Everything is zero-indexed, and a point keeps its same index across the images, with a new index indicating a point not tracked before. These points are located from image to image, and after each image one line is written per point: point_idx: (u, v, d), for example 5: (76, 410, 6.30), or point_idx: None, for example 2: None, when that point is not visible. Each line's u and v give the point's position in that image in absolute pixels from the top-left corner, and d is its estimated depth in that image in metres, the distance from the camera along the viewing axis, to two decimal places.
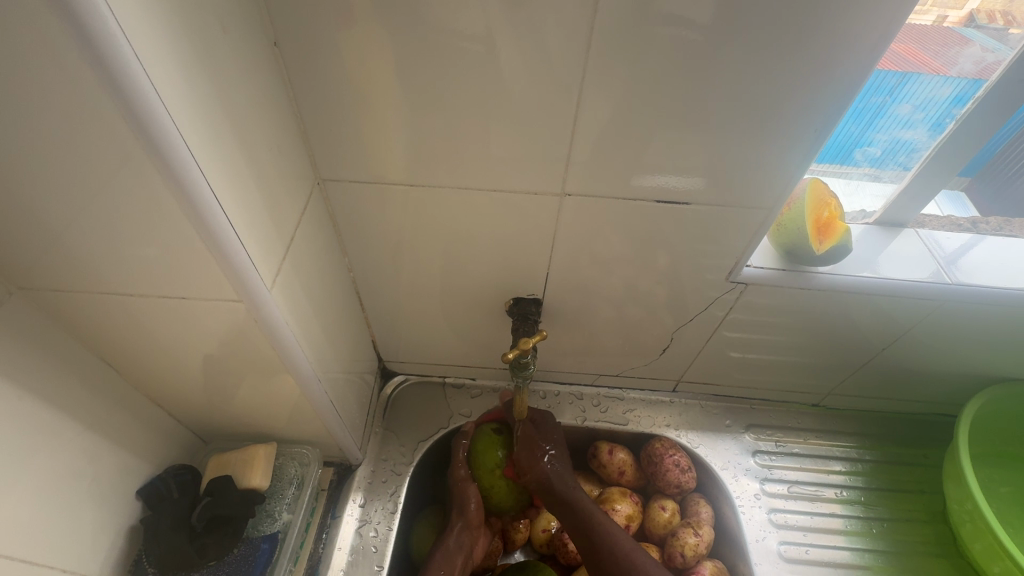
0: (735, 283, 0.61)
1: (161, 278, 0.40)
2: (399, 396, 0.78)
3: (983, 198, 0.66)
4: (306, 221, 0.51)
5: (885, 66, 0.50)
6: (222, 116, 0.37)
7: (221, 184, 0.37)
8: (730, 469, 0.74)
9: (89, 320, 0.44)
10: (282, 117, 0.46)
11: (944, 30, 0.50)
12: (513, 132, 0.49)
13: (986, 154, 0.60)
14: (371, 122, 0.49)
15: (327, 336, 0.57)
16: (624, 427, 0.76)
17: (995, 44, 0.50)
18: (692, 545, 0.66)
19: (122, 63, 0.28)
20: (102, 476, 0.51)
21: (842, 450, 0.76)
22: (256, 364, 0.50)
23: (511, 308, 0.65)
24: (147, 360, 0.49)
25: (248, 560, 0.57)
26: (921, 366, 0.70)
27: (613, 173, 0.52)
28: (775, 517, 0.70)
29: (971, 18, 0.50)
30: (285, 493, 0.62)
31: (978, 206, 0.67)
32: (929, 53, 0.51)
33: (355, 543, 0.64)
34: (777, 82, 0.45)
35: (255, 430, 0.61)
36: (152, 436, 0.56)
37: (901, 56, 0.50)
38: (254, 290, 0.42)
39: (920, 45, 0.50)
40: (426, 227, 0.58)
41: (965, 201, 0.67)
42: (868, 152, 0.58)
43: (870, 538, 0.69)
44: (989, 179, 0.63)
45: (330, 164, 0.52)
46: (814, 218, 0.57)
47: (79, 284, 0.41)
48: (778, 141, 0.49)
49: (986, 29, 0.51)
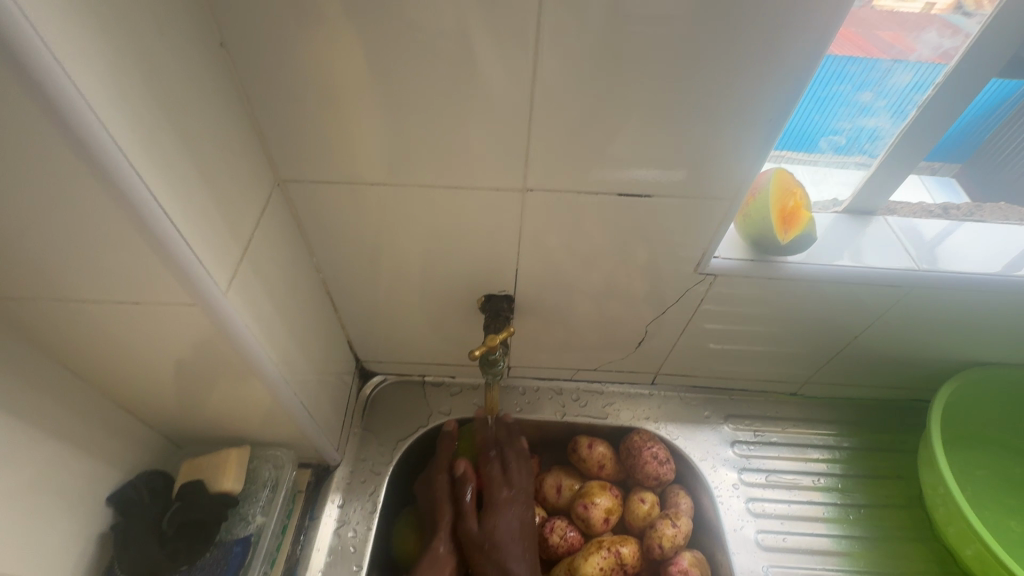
0: (704, 274, 0.62)
1: (113, 285, 0.40)
2: (378, 396, 0.78)
3: (973, 182, 0.67)
4: (267, 223, 0.51)
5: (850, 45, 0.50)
6: (164, 118, 0.36)
7: (165, 187, 0.36)
8: (709, 460, 0.74)
9: (43, 328, 0.44)
10: (235, 118, 0.46)
11: (930, 16, 0.49)
12: (470, 129, 0.49)
13: (976, 137, 0.62)
14: (327, 121, 0.48)
15: (295, 338, 0.57)
16: (603, 421, 0.76)
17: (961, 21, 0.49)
18: (669, 537, 0.67)
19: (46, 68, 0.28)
20: (68, 485, 0.50)
21: (820, 438, 0.77)
22: (221, 368, 0.50)
23: (484, 305, 0.66)
24: (111, 368, 0.49)
25: (221, 564, 0.57)
26: (894, 352, 0.70)
27: (575, 168, 0.52)
28: (753, 506, 0.70)
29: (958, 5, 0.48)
30: (259, 496, 0.61)
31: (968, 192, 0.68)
32: (903, 33, 0.50)
33: (333, 544, 0.64)
34: (731, 71, 0.45)
35: (228, 434, 0.60)
36: (122, 443, 0.56)
37: (866, 36, 0.50)
38: (210, 292, 0.42)
39: (897, 25, 0.50)
40: (392, 226, 0.58)
41: (955, 186, 0.68)
42: (833, 140, 0.59)
43: (847, 524, 0.70)
44: (979, 162, 0.65)
45: (290, 166, 0.52)
46: (779, 208, 0.58)
47: (31, 294, 0.40)
48: (733, 132, 0.49)
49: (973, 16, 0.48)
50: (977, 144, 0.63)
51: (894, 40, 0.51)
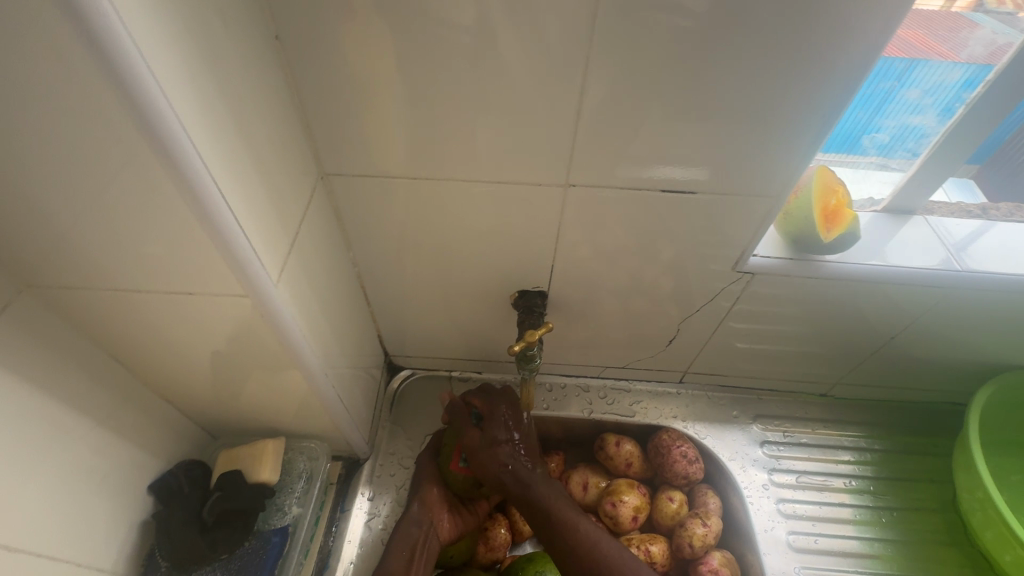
0: (741, 272, 0.61)
1: (168, 276, 0.41)
2: (406, 390, 0.78)
3: (993, 185, 0.65)
4: (311, 216, 0.51)
5: (893, 52, 0.49)
6: (224, 109, 0.37)
7: (224, 178, 0.37)
8: (738, 460, 0.74)
9: (97, 317, 0.45)
10: (285, 111, 0.46)
11: (954, 16, 0.50)
12: (515, 124, 0.49)
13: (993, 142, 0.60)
14: (372, 115, 0.48)
15: (333, 331, 0.57)
16: (631, 419, 0.76)
17: (1004, 32, 0.50)
18: (700, 536, 0.66)
19: (124, 60, 0.28)
20: (113, 471, 0.51)
21: (850, 440, 0.76)
22: (264, 359, 0.50)
23: (517, 301, 0.66)
24: (157, 358, 0.50)
25: (260, 553, 0.58)
26: (931, 354, 0.69)
27: (618, 164, 0.52)
28: (783, 507, 0.70)
29: (980, 3, 0.49)
30: (294, 487, 0.62)
31: (987, 192, 0.66)
32: (937, 39, 0.50)
33: (365, 536, 0.64)
34: (783, 69, 0.44)
35: (264, 425, 0.61)
36: (163, 432, 0.57)
37: (909, 42, 0.49)
38: (260, 284, 0.42)
39: (928, 31, 0.50)
40: (429, 221, 0.58)
41: (974, 187, 0.66)
42: (877, 139, 0.58)
43: (879, 527, 0.69)
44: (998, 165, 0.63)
45: (334, 159, 0.52)
46: (820, 206, 0.57)
47: (88, 282, 0.41)
48: (782, 130, 0.48)
49: (995, 13, 0.50)
50: (994, 147, 0.60)
51: (928, 47, 0.50)
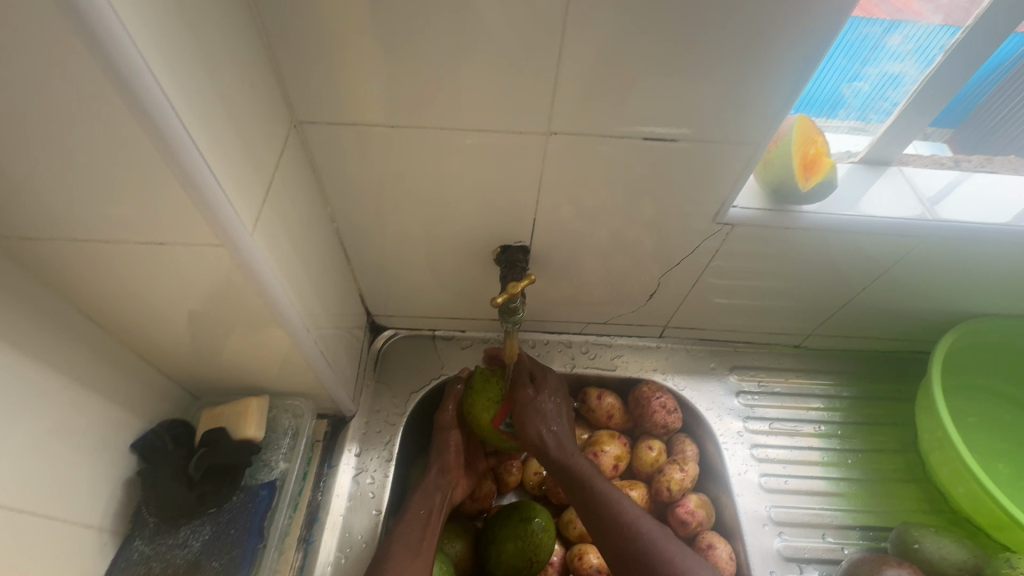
0: (721, 224, 0.61)
1: (136, 224, 0.39)
2: (390, 350, 0.78)
3: (965, 146, 0.67)
4: (284, 165, 0.50)
5: (865, 9, 0.51)
6: (188, 46, 0.35)
7: (193, 120, 0.35)
8: (714, 410, 0.76)
9: (61, 269, 0.43)
10: (254, 53, 0.44)
11: None
12: (494, 69, 0.47)
13: (969, 103, 0.62)
14: (347, 59, 0.47)
15: (313, 288, 0.56)
16: (612, 372, 0.78)
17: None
18: (677, 480, 0.69)
19: None
20: (93, 429, 0.51)
21: (821, 388, 0.79)
22: (243, 316, 0.50)
23: (499, 256, 0.65)
24: (130, 314, 0.49)
25: (248, 506, 0.58)
26: (896, 305, 0.72)
27: (600, 113, 0.51)
28: (757, 452, 0.73)
29: None
30: (281, 444, 0.62)
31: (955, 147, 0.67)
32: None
33: (352, 490, 0.65)
34: (764, 9, 0.43)
35: (247, 382, 0.61)
36: (142, 391, 0.56)
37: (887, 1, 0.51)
38: (233, 233, 0.41)
39: None
40: (406, 175, 0.56)
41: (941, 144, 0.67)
42: (856, 87, 0.58)
43: (845, 468, 0.73)
44: (974, 127, 0.65)
45: (307, 106, 0.50)
46: (800, 155, 0.58)
47: (50, 232, 0.39)
48: (762, 74, 0.48)
49: None
50: (970, 109, 0.63)
51: (903, 6, 0.52)
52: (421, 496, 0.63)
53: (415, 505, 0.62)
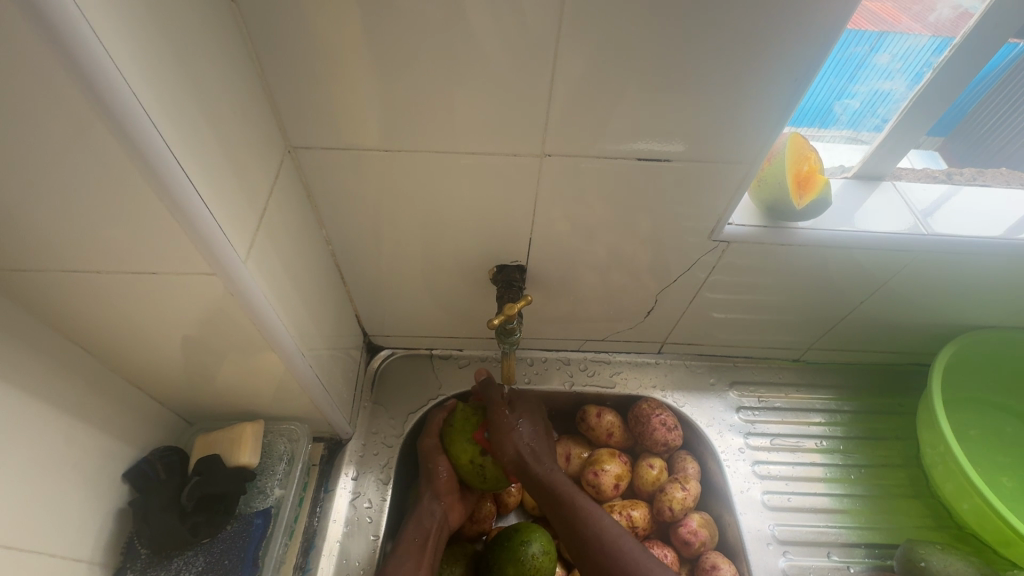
0: (717, 241, 0.61)
1: (128, 254, 0.39)
2: (387, 370, 0.77)
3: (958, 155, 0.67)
4: (279, 190, 0.50)
5: (858, 24, 0.51)
6: (179, 77, 0.35)
7: (184, 151, 0.36)
8: (715, 426, 0.76)
9: (53, 300, 0.43)
10: (247, 81, 0.44)
11: None
12: (487, 94, 0.48)
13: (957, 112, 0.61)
14: (340, 86, 0.47)
15: (308, 311, 0.56)
16: (611, 390, 0.77)
17: (968, 4, 0.51)
18: (680, 499, 0.68)
19: (72, 29, 0.27)
20: (84, 459, 0.50)
21: (822, 402, 0.78)
22: (237, 342, 0.49)
23: (496, 276, 0.65)
24: (122, 343, 0.48)
25: (242, 536, 0.57)
26: (894, 318, 0.72)
27: (594, 134, 0.51)
28: (759, 469, 0.72)
29: None
30: (276, 469, 0.62)
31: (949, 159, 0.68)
32: (900, 10, 0.52)
33: (349, 515, 0.64)
34: (751, 34, 0.44)
35: (242, 408, 0.60)
36: (135, 419, 0.55)
37: (874, 13, 0.51)
38: (226, 260, 0.41)
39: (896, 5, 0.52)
40: (401, 197, 0.57)
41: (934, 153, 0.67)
42: (848, 105, 0.59)
43: (848, 484, 0.72)
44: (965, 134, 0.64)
45: (301, 131, 0.50)
46: (793, 172, 0.58)
47: (42, 264, 0.39)
48: (752, 95, 0.48)
49: None
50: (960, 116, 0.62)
51: (893, 19, 0.52)
52: (415, 524, 0.62)
53: (411, 534, 0.61)
